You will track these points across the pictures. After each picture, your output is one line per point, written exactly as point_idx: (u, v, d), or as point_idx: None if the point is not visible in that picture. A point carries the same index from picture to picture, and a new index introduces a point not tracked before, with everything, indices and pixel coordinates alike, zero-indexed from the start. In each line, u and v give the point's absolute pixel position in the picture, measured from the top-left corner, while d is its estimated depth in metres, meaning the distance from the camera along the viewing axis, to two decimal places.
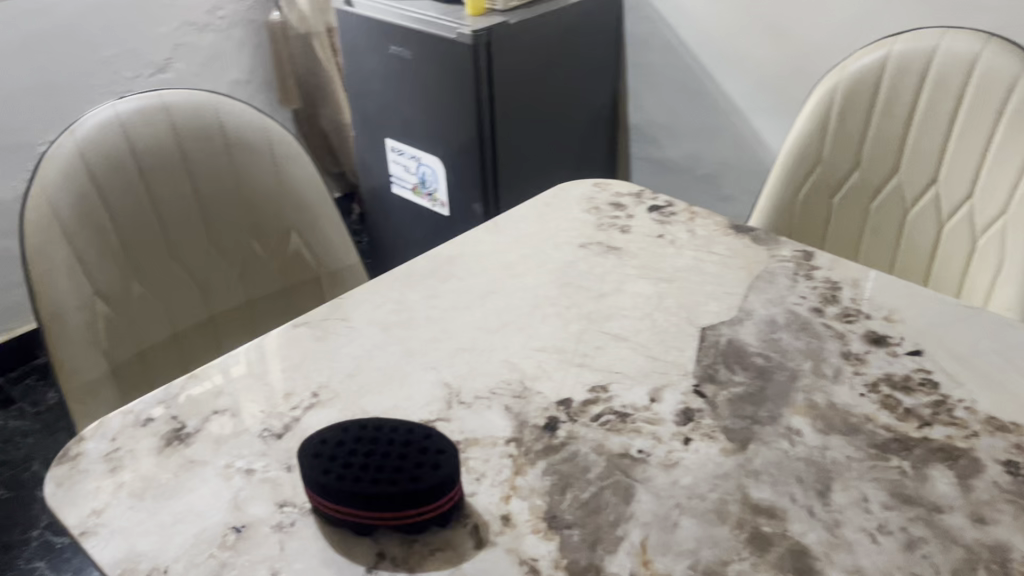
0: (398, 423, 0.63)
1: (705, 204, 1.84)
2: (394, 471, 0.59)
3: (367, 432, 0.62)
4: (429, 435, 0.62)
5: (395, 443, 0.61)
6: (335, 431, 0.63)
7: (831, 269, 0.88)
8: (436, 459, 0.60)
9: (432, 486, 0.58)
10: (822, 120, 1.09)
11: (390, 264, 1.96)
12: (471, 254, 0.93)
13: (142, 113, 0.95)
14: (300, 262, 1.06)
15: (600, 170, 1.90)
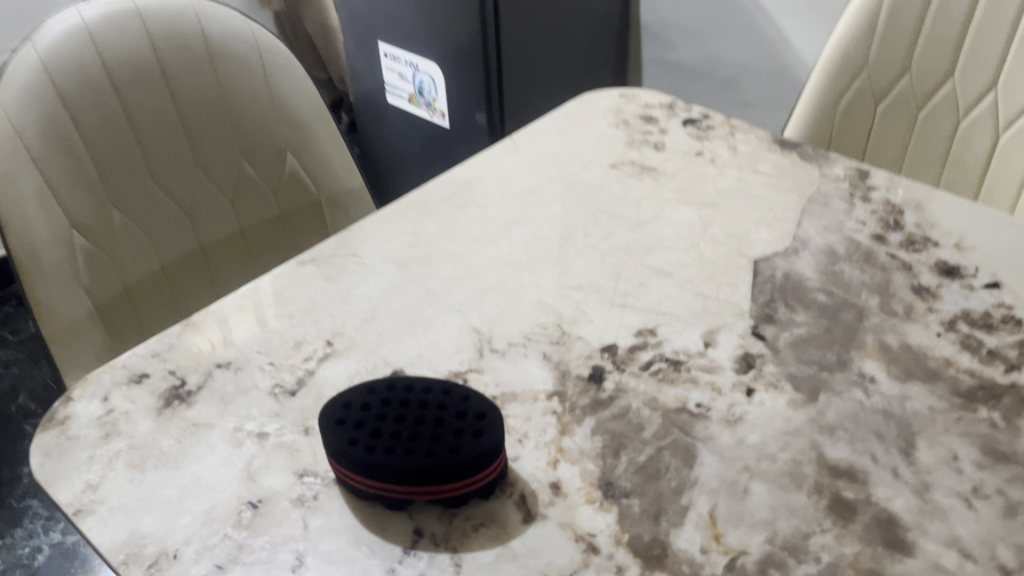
0: (431, 382, 0.56)
1: (724, 109, 1.74)
2: (431, 440, 0.52)
3: (395, 394, 0.54)
4: (467, 396, 0.55)
5: (429, 407, 0.54)
6: (359, 392, 0.55)
7: (890, 189, 0.80)
8: (477, 425, 0.53)
9: (475, 457, 0.51)
10: (871, 20, 0.97)
11: (385, 179, 1.84)
12: (490, 177, 0.83)
13: (112, 20, 0.83)
14: (297, 185, 0.98)
15: (607, 74, 1.78)
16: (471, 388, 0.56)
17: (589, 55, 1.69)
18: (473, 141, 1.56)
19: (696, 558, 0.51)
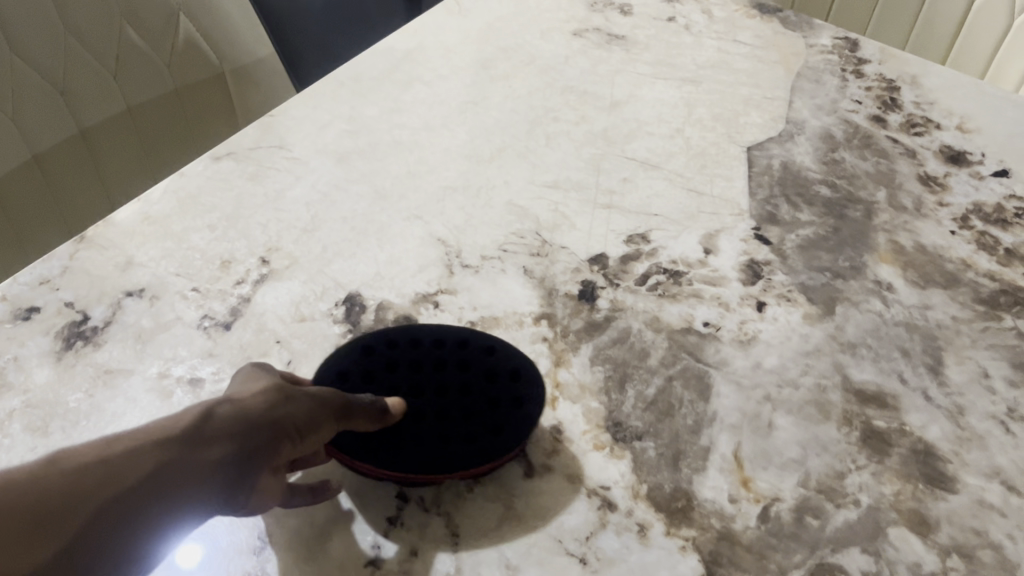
0: (442, 333, 0.46)
1: None
2: (465, 419, 0.42)
3: (404, 355, 0.44)
4: (492, 349, 0.45)
5: (449, 369, 0.44)
6: (352, 356, 0.45)
7: (882, 62, 0.72)
8: (513, 391, 0.44)
9: (522, 436, 0.42)
10: None
11: None
12: (434, 47, 0.71)
13: None
14: (195, 55, 0.84)
15: None
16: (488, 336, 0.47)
17: None
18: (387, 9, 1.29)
19: (725, 509, 0.44)
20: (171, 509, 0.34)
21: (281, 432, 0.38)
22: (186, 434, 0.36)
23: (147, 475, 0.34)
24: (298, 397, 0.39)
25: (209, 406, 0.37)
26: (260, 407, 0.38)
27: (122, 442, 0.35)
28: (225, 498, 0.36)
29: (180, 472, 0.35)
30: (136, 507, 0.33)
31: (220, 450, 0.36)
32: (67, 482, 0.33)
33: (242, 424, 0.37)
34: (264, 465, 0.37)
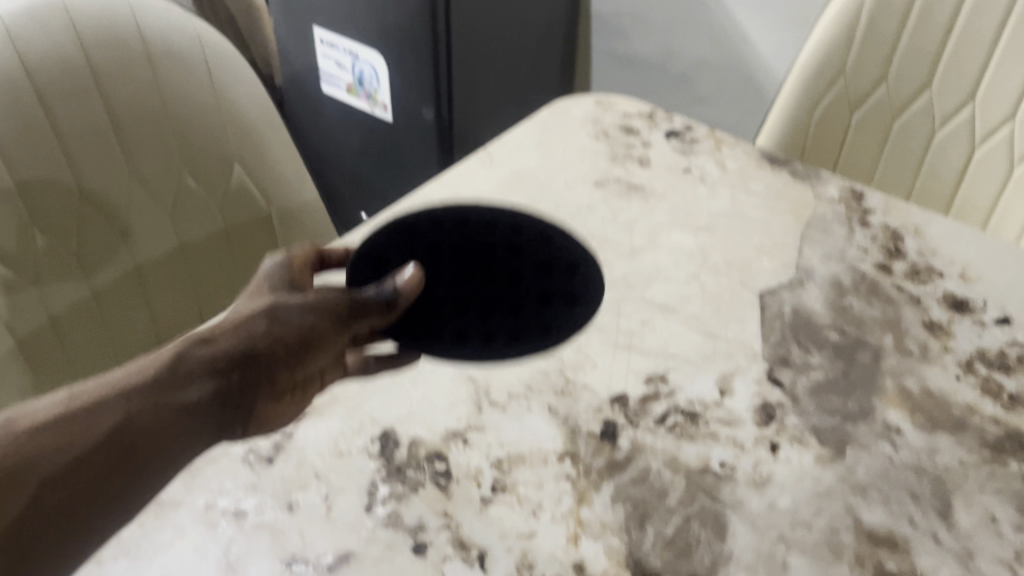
0: (496, 219, 0.60)
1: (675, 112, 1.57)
2: (515, 312, 0.55)
3: (464, 246, 0.58)
4: (549, 238, 0.59)
5: (499, 250, 0.58)
6: (397, 245, 0.58)
7: (886, 212, 0.77)
8: (565, 290, 0.57)
9: (566, 332, 0.55)
10: (850, 31, 0.94)
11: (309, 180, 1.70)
12: (468, 196, 0.76)
13: (36, 17, 0.72)
14: (243, 197, 0.90)
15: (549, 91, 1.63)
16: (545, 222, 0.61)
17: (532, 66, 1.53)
18: (423, 158, 1.42)
19: None
20: (148, 451, 0.45)
21: (264, 360, 0.50)
22: (161, 387, 0.47)
23: (135, 421, 0.45)
24: (277, 331, 0.51)
25: (187, 355, 0.48)
26: (233, 345, 0.50)
27: (105, 391, 0.46)
28: (205, 433, 0.48)
29: (166, 410, 0.46)
30: (114, 458, 0.44)
31: (194, 394, 0.47)
32: (53, 436, 0.43)
33: (220, 366, 0.49)
34: (241, 398, 0.49)
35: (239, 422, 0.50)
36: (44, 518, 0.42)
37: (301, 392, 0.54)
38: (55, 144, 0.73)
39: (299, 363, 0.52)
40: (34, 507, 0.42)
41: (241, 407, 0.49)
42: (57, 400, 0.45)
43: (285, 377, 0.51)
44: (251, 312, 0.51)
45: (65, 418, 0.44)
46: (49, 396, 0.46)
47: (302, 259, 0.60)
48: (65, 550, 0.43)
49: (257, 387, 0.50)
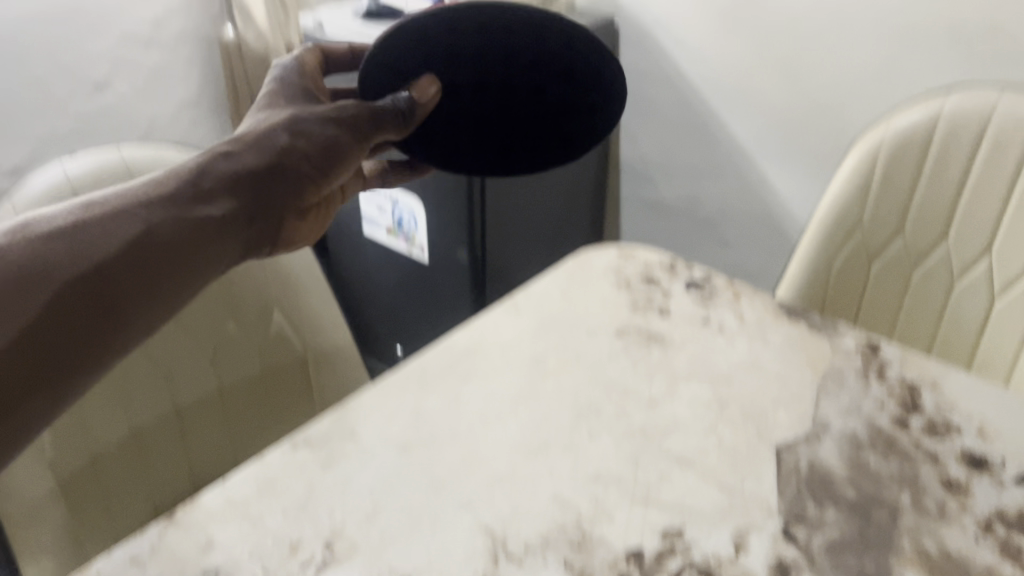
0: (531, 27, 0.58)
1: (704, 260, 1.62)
2: (532, 118, 0.61)
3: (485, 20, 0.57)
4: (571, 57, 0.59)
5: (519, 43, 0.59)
6: (419, 63, 0.60)
7: (903, 365, 0.78)
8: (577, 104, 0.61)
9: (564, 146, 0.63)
10: (864, 185, 0.99)
11: (351, 315, 1.77)
12: (494, 345, 0.80)
13: (101, 178, 0.79)
14: (282, 344, 0.94)
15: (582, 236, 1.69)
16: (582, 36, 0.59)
17: (564, 211, 1.59)
18: (457, 297, 1.47)
19: None
20: (178, 260, 0.53)
21: (291, 175, 0.58)
22: (184, 203, 0.55)
23: (151, 228, 0.53)
24: (292, 146, 0.59)
25: (213, 171, 0.57)
26: (254, 164, 0.58)
27: (137, 204, 0.54)
28: (235, 240, 0.57)
29: (182, 219, 0.54)
30: (143, 250, 0.52)
31: (222, 207, 0.56)
32: (83, 245, 0.51)
33: (228, 183, 0.57)
34: (268, 215, 0.58)
35: (261, 224, 0.58)
36: (88, 294, 0.50)
37: (322, 208, 0.65)
38: None
39: (321, 175, 0.60)
40: (75, 288, 0.50)
41: (268, 221, 0.58)
42: (99, 200, 0.54)
43: (302, 198, 0.59)
44: (275, 122, 0.59)
45: (95, 222, 0.52)
46: (90, 196, 0.55)
47: (313, 61, 0.66)
48: (113, 325, 0.50)
49: (277, 200, 0.58)
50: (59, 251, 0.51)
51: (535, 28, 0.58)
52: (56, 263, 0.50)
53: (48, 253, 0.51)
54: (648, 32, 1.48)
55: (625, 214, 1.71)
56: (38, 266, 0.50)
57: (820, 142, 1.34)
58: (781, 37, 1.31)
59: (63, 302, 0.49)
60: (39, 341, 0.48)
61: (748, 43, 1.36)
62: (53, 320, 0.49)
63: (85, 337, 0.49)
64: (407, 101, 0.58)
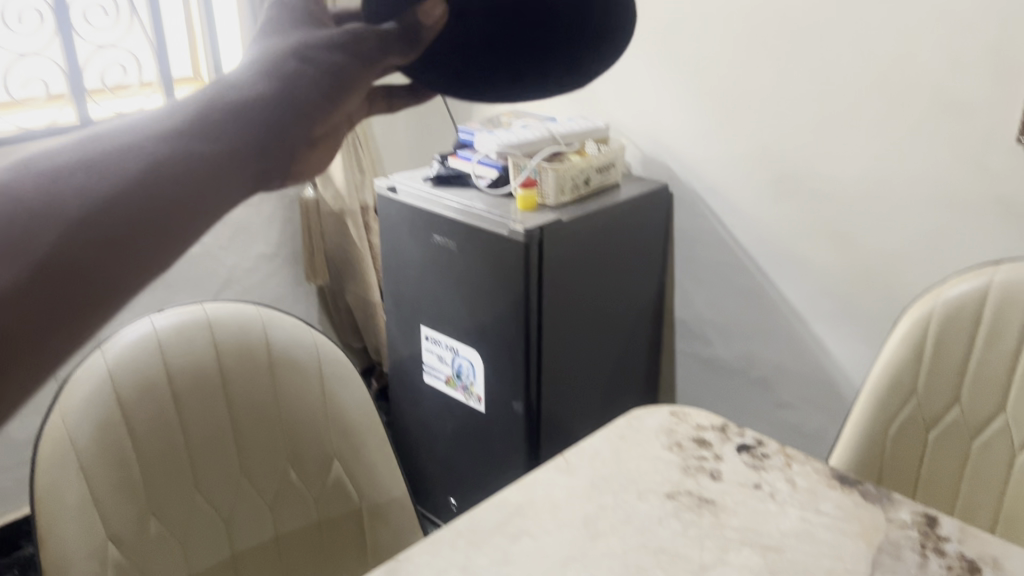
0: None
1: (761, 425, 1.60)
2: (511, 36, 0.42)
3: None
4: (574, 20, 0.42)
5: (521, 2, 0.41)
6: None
7: (962, 541, 0.77)
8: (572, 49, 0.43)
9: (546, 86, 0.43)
10: (917, 352, 1.00)
11: (407, 465, 1.78)
12: (544, 502, 0.81)
13: (182, 331, 0.89)
14: (339, 493, 0.97)
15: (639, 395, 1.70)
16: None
17: (620, 367, 1.61)
18: (511, 450, 1.47)
19: None
20: (173, 209, 0.31)
21: (297, 114, 0.35)
22: (187, 135, 0.32)
23: (155, 167, 0.31)
24: (308, 76, 0.35)
25: (210, 101, 0.34)
26: (259, 98, 0.34)
27: (95, 146, 0.31)
28: (240, 189, 0.33)
29: (211, 162, 0.32)
30: (136, 201, 0.30)
31: (222, 141, 0.33)
32: (68, 187, 0.30)
33: (259, 109, 0.34)
34: (279, 149, 0.34)
35: (282, 171, 0.35)
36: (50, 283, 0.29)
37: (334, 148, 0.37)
38: (179, 436, 0.87)
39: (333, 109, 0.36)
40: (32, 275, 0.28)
41: (280, 156, 0.34)
42: (52, 149, 0.31)
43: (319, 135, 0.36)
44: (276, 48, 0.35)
45: (93, 159, 0.31)
46: (23, 152, 0.31)
47: None
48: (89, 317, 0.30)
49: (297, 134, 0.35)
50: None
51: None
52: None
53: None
54: (701, 199, 1.55)
55: (679, 373, 1.72)
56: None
57: (873, 307, 1.36)
58: (831, 207, 1.37)
59: (26, 284, 0.28)
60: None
61: (800, 212, 1.41)
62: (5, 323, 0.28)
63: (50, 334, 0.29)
64: (402, 24, 0.37)
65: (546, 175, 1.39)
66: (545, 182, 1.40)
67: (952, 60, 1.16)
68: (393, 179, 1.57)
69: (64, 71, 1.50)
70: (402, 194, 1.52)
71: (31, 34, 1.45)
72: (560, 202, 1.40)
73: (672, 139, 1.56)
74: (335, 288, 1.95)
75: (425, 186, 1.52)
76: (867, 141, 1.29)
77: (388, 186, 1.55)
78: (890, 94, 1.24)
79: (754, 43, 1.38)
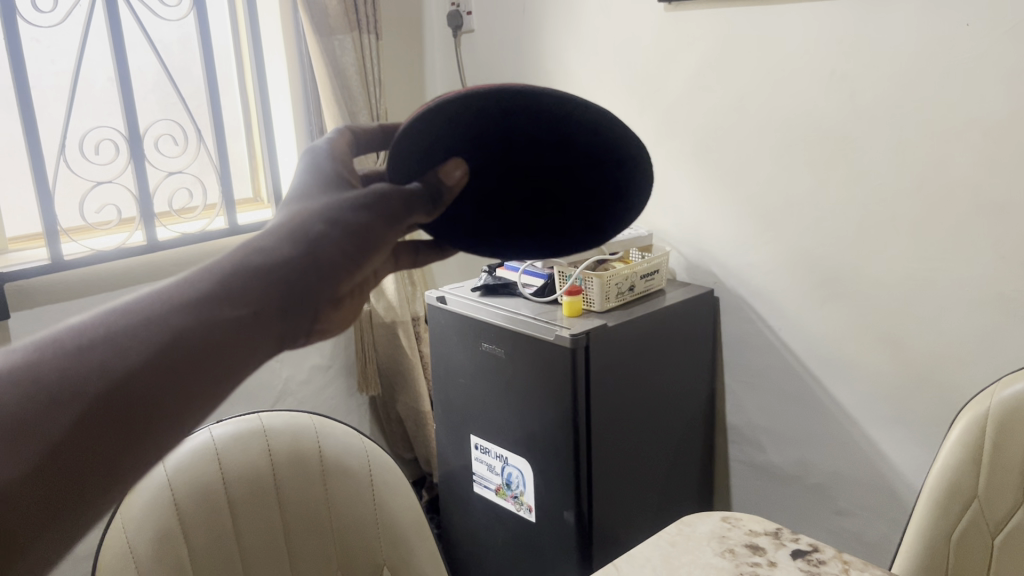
0: (559, 125, 0.53)
1: (821, 533, 1.55)
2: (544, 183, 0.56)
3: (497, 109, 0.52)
4: (594, 163, 0.55)
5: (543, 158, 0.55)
6: (450, 133, 0.53)
7: None
8: (604, 193, 0.56)
9: (588, 235, 0.58)
10: (975, 454, 0.99)
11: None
12: None
13: (239, 438, 0.92)
14: None
15: (693, 502, 1.67)
16: (613, 127, 0.54)
17: (672, 473, 1.58)
18: (563, 561, 1.45)
19: None
20: (198, 375, 0.40)
21: (325, 266, 0.45)
22: (214, 300, 0.41)
23: (184, 336, 0.39)
24: (332, 234, 0.46)
25: (236, 266, 0.43)
26: (288, 259, 0.44)
27: (143, 312, 0.40)
28: (262, 347, 0.42)
29: (241, 333, 0.41)
30: (165, 370, 0.39)
31: (245, 309, 0.41)
32: (113, 357, 0.38)
33: (282, 264, 0.44)
34: (299, 308, 0.44)
35: (303, 323, 0.45)
36: (99, 431, 0.37)
37: (353, 304, 0.51)
38: (235, 543, 0.90)
39: (355, 265, 0.47)
40: (82, 427, 0.37)
41: (305, 313, 0.44)
42: (90, 325, 0.39)
43: (338, 290, 0.46)
44: (304, 212, 0.47)
45: (130, 327, 0.39)
46: (74, 324, 0.40)
47: (343, 146, 0.54)
48: (129, 457, 0.38)
49: (313, 295, 0.44)
50: (45, 379, 0.37)
51: (559, 151, 0.54)
52: (49, 396, 0.37)
53: (29, 380, 0.37)
54: (747, 302, 1.56)
55: (735, 482, 1.69)
56: (31, 401, 0.37)
57: (928, 409, 1.33)
58: (877, 308, 1.36)
59: (68, 439, 0.37)
60: (46, 479, 0.37)
61: (843, 313, 1.41)
62: (48, 476, 0.37)
63: (99, 475, 0.38)
64: (428, 187, 0.52)
65: (591, 282, 1.42)
66: (590, 289, 1.42)
67: (985, 161, 1.19)
68: (443, 290, 1.61)
69: (135, 196, 1.60)
70: (451, 304, 1.56)
71: (107, 163, 1.55)
72: (605, 307, 1.43)
73: (714, 246, 1.59)
74: (386, 396, 1.98)
75: (473, 296, 1.56)
76: (908, 242, 1.30)
77: (437, 296, 1.59)
78: (928, 197, 1.26)
79: (790, 151, 1.42)
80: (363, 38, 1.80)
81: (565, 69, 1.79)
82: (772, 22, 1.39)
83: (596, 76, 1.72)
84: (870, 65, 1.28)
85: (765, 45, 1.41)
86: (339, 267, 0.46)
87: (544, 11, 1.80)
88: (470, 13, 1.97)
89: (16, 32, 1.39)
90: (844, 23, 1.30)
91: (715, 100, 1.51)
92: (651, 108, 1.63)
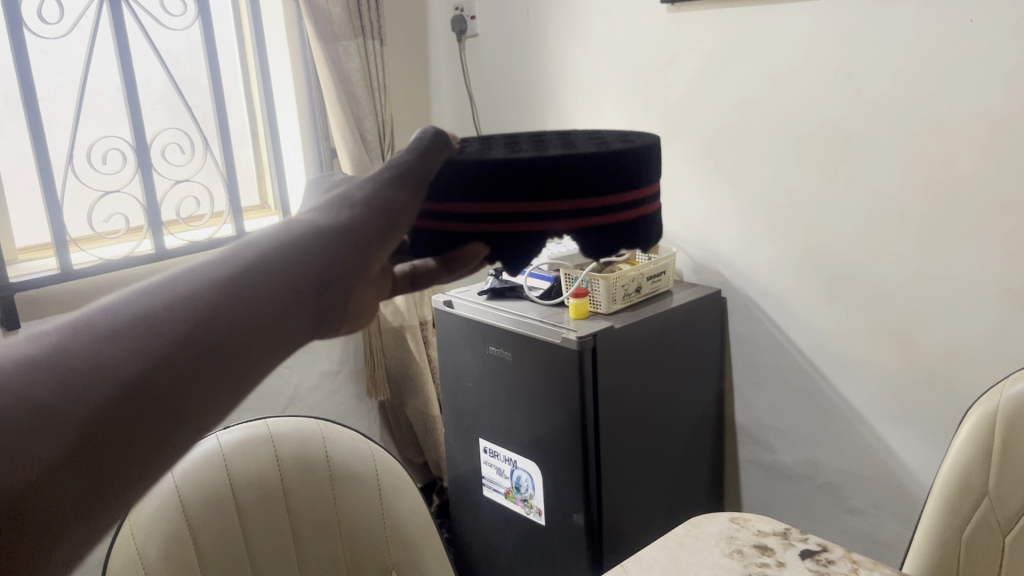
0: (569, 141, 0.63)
1: (832, 532, 1.54)
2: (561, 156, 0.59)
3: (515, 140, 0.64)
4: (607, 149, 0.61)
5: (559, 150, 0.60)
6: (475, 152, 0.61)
7: None
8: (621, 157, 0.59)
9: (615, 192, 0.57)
10: (983, 452, 0.98)
11: None
12: None
13: (246, 443, 0.93)
14: None
15: (703, 503, 1.67)
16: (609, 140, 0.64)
17: (682, 473, 1.58)
18: (573, 563, 1.44)
19: None
20: (235, 359, 0.35)
21: (364, 238, 0.42)
22: (253, 277, 0.37)
23: (223, 315, 0.35)
24: (369, 207, 0.43)
25: (277, 246, 0.39)
26: (325, 232, 0.41)
27: (172, 292, 0.35)
28: (300, 328, 0.38)
29: (281, 313, 0.37)
30: (202, 352, 0.34)
31: (287, 287, 0.38)
32: (141, 340, 0.33)
33: (319, 240, 0.40)
34: (337, 286, 0.40)
35: (340, 306, 0.41)
36: (129, 422, 0.32)
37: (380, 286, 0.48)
38: (243, 548, 0.90)
39: (391, 237, 0.44)
40: (113, 415, 0.32)
41: (342, 292, 0.40)
42: (111, 308, 0.34)
43: (376, 267, 0.43)
44: (335, 200, 0.44)
45: (161, 307, 0.34)
46: (86, 312, 0.35)
47: None
48: (158, 451, 0.33)
49: (353, 281, 0.41)
50: (68, 366, 0.32)
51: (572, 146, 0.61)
52: (71, 384, 0.32)
53: (55, 366, 0.32)
54: (754, 302, 1.56)
55: (744, 483, 1.68)
56: (53, 390, 0.32)
57: (938, 406, 1.33)
58: (885, 306, 1.36)
59: (92, 432, 0.32)
60: (66, 478, 0.31)
61: (851, 311, 1.41)
62: (69, 475, 0.31)
63: (124, 473, 0.33)
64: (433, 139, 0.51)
65: (597, 285, 1.42)
66: (597, 291, 1.42)
67: (991, 156, 1.18)
68: (450, 295, 1.62)
69: (143, 205, 1.60)
70: (458, 308, 1.56)
71: (115, 173, 1.56)
72: (612, 309, 1.43)
73: (721, 246, 1.59)
74: (395, 399, 1.98)
75: (480, 300, 1.56)
76: (915, 238, 1.29)
77: (445, 301, 1.59)
78: (934, 194, 1.25)
79: (795, 150, 1.42)
80: (367, 44, 1.81)
81: (568, 72, 1.79)
82: (773, 21, 1.39)
83: (599, 78, 1.73)
84: (873, 63, 1.28)
85: (768, 44, 1.41)
86: (377, 241, 0.43)
87: (547, 14, 1.81)
88: (474, 18, 1.98)
89: (23, 42, 1.40)
90: (845, 22, 1.30)
91: (719, 101, 1.51)
92: (655, 109, 1.63)
